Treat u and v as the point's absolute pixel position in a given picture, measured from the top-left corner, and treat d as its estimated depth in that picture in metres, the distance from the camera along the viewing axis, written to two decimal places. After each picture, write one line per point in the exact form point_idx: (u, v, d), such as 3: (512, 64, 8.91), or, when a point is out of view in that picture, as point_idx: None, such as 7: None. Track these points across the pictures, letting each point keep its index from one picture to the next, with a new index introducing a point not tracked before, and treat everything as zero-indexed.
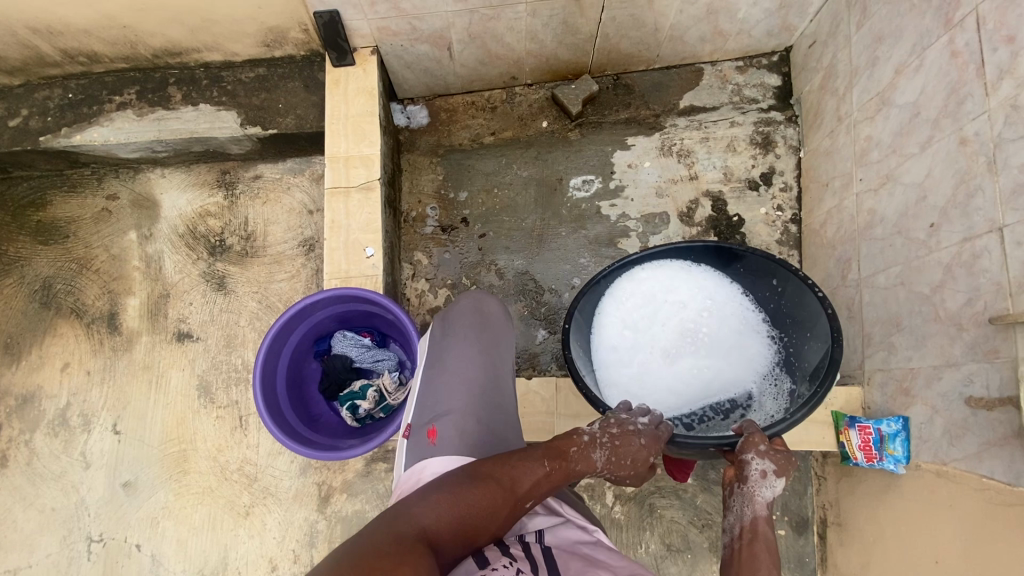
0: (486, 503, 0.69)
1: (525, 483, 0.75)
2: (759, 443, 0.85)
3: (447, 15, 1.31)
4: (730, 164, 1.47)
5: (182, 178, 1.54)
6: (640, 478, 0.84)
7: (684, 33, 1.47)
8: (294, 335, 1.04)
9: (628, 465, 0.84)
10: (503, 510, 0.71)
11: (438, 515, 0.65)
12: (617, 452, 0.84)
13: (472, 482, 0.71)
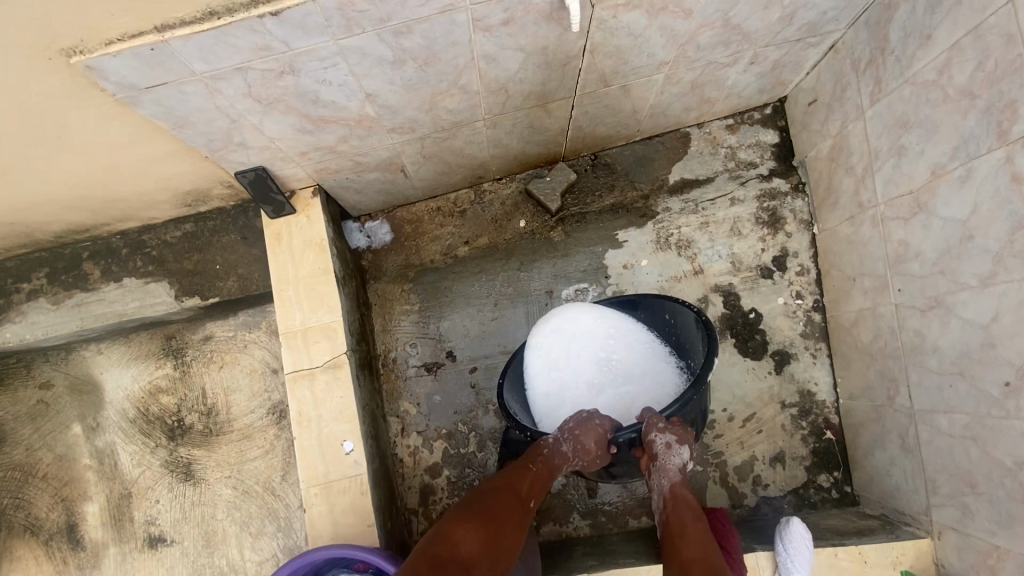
0: (496, 524, 0.83)
1: (520, 492, 0.90)
2: (657, 422, 0.94)
3: (393, 146, 1.10)
4: (737, 251, 1.30)
5: (121, 351, 1.34)
6: (602, 453, 0.96)
7: (666, 108, 1.27)
8: None
9: (591, 444, 0.96)
10: (510, 523, 0.85)
11: (461, 542, 0.78)
12: (579, 441, 0.96)
13: (477, 511, 0.84)
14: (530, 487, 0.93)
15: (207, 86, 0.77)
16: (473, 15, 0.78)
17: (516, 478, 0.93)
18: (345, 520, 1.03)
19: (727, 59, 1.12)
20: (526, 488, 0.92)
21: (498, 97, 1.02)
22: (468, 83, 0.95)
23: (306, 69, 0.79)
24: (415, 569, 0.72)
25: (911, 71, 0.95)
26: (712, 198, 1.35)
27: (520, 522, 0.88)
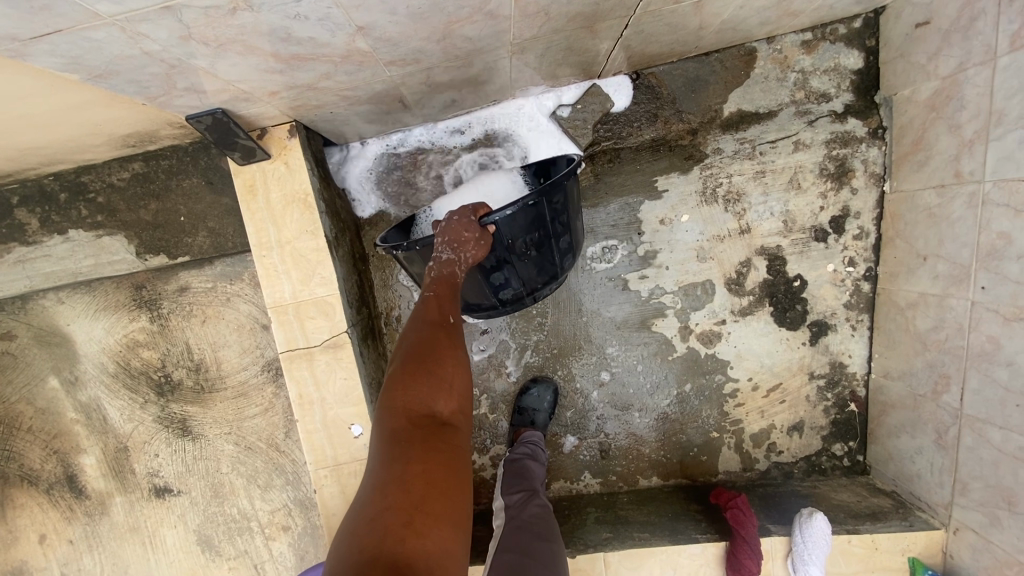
0: (436, 356, 0.71)
1: (437, 316, 0.76)
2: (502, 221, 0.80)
3: (391, 80, 0.85)
4: (792, 208, 1.13)
5: (86, 302, 1.17)
6: (482, 248, 0.79)
7: (739, 23, 0.99)
8: None
9: (450, 234, 0.78)
10: (446, 342, 0.73)
11: (409, 399, 0.68)
12: (456, 238, 0.78)
13: (407, 356, 0.71)
14: (449, 302, 0.78)
15: (125, 30, 0.53)
16: None
17: (424, 305, 0.77)
18: None
19: None
20: (438, 300, 0.77)
21: (534, 21, 0.76)
22: (498, 8, 0.69)
23: (267, 5, 0.54)
24: (384, 453, 0.65)
25: None
26: (772, 140, 1.13)
27: (456, 333, 0.76)
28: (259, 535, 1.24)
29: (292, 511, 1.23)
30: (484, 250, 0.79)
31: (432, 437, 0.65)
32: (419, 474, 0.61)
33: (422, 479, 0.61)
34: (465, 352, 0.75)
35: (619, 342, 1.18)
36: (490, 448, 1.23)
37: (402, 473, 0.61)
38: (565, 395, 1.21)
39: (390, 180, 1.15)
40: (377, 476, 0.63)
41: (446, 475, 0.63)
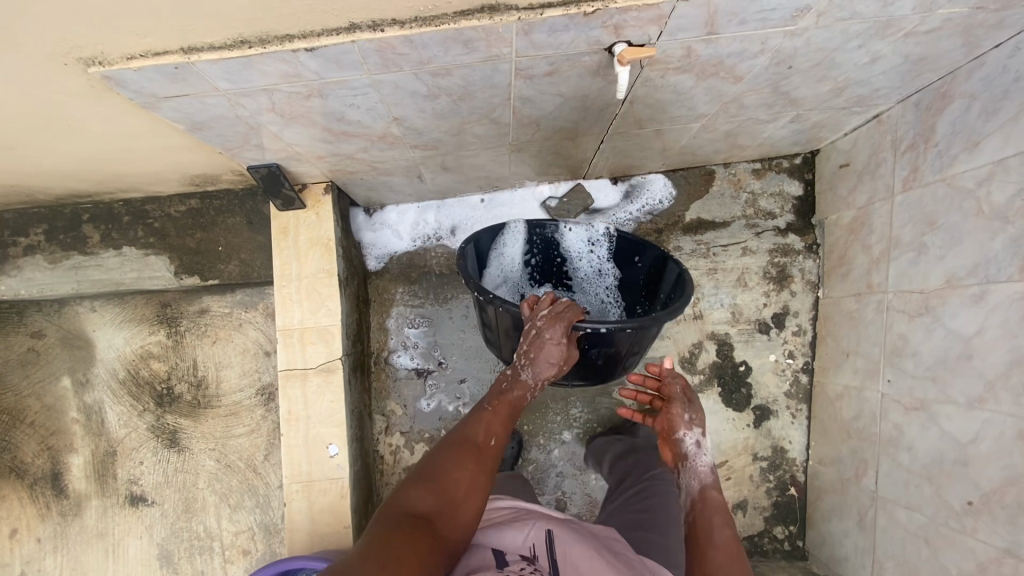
0: (455, 468, 0.75)
1: (478, 435, 0.83)
2: (559, 336, 0.93)
3: (413, 158, 1.07)
4: (739, 302, 1.31)
5: (115, 313, 1.32)
6: (553, 344, 0.93)
7: (697, 149, 1.23)
8: None
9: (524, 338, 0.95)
10: (469, 460, 0.77)
11: (412, 494, 0.70)
12: (538, 355, 0.93)
13: (429, 464, 0.76)
14: (498, 422, 0.87)
15: (231, 100, 0.74)
16: (518, 65, 0.74)
17: (468, 426, 0.84)
18: (322, 518, 1.07)
19: (768, 115, 1.08)
20: (487, 427, 0.86)
21: (529, 129, 0.99)
22: (501, 117, 0.92)
23: (334, 93, 0.75)
24: (374, 533, 0.62)
25: (950, 172, 0.93)
26: (725, 244, 1.34)
27: (489, 455, 0.81)
28: (218, 555, 1.28)
29: (256, 535, 1.28)
30: (554, 371, 0.95)
31: (415, 527, 0.63)
32: (401, 547, 0.59)
33: (402, 551, 0.58)
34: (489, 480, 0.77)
35: (582, 405, 1.31)
36: None
37: (385, 546, 0.59)
38: (529, 449, 1.31)
39: (400, 241, 1.35)
40: (361, 545, 0.59)
41: (426, 559, 0.59)
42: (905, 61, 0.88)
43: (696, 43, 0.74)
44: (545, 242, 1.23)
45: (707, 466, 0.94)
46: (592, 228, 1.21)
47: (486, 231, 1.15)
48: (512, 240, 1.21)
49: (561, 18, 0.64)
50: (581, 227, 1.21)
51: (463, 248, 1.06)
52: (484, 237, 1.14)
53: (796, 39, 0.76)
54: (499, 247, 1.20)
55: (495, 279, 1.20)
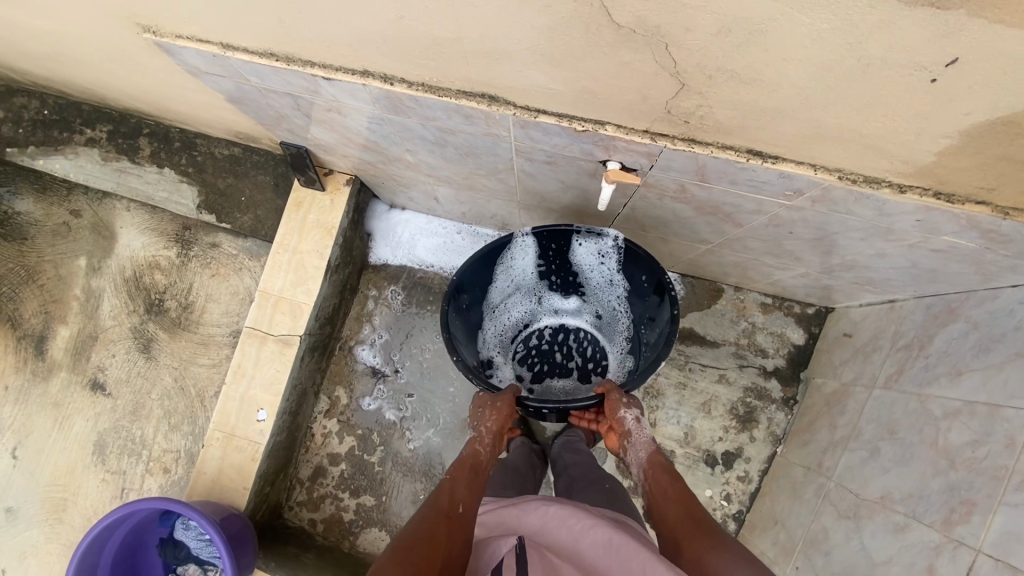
0: (429, 539, 0.68)
1: (446, 504, 0.77)
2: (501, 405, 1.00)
3: (428, 182, 1.12)
4: (696, 426, 1.28)
5: (143, 219, 1.46)
6: (503, 408, 0.99)
7: (705, 266, 1.22)
8: None
9: (470, 415, 1.02)
10: (434, 530, 0.69)
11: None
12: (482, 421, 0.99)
13: (405, 536, 0.69)
14: (465, 488, 0.82)
15: (260, 90, 0.81)
16: (518, 147, 0.77)
17: (437, 498, 0.78)
18: (228, 472, 1.13)
19: (777, 261, 1.06)
20: (452, 494, 0.79)
21: (536, 197, 1.02)
22: (507, 180, 0.95)
23: (356, 115, 0.83)
24: None
25: (927, 390, 0.89)
26: (705, 363, 1.31)
27: (462, 520, 0.73)
28: (142, 463, 1.37)
29: (179, 459, 1.37)
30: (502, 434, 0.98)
31: None
32: None
33: None
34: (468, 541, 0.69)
35: None
36: (360, 495, 1.31)
37: None
38: None
39: (391, 245, 1.43)
40: None
41: None
42: (916, 266, 0.85)
43: (691, 185, 0.75)
44: (558, 253, 1.12)
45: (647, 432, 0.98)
46: (601, 243, 1.06)
47: (484, 259, 1.08)
48: (521, 255, 1.12)
49: (553, 125, 0.66)
50: (591, 240, 1.06)
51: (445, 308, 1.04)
52: (483, 266, 1.09)
53: (794, 212, 0.76)
54: (508, 260, 1.13)
55: (504, 294, 1.19)
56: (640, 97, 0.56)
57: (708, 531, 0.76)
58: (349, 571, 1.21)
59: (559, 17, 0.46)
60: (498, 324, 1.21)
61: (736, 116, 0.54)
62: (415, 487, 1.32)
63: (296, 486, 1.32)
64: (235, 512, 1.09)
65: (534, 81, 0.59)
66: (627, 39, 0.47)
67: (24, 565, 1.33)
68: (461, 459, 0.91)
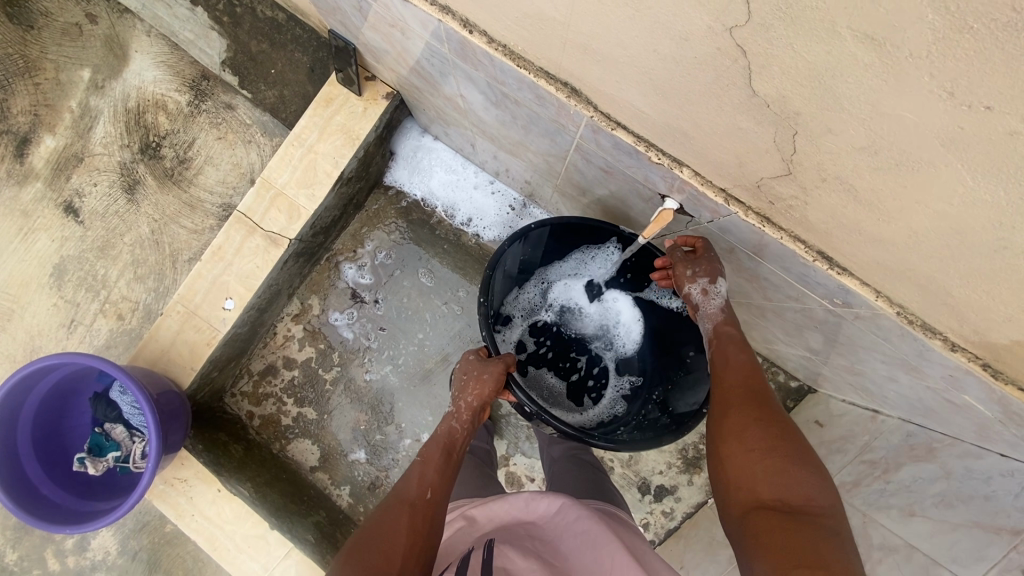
0: (387, 531, 0.74)
1: (410, 492, 0.80)
2: (476, 373, 0.91)
3: (471, 129, 1.04)
4: (643, 453, 1.29)
5: (162, 51, 1.35)
6: (488, 383, 0.90)
7: None
8: (46, 490, 0.95)
9: (453, 382, 0.93)
10: (403, 526, 0.74)
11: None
12: (465, 389, 0.91)
13: (373, 526, 0.77)
14: (435, 467, 0.85)
15: None
16: (580, 144, 0.69)
17: (410, 478, 0.83)
18: (179, 348, 1.11)
19: (785, 337, 1.03)
20: (421, 477, 0.83)
21: (577, 188, 0.94)
22: (553, 163, 0.88)
23: (419, 42, 0.74)
24: None
25: (873, 514, 0.94)
26: None
27: (428, 508, 0.78)
28: (97, 302, 1.33)
29: (135, 311, 1.33)
30: (486, 402, 0.91)
31: None
32: None
33: None
34: (428, 543, 0.72)
35: None
36: (303, 405, 1.31)
37: None
38: (387, 422, 1.32)
39: (413, 172, 1.35)
40: None
41: None
42: (919, 401, 0.83)
43: (741, 251, 0.69)
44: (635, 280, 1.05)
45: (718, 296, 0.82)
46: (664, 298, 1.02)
47: (570, 229, 0.98)
48: (603, 256, 1.06)
49: (627, 143, 0.59)
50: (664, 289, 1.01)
51: (519, 236, 0.96)
52: (564, 236, 1.01)
53: (832, 316, 0.71)
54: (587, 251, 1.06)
55: (566, 273, 1.11)
56: (735, 161, 0.50)
57: (780, 423, 0.71)
58: (271, 474, 1.24)
59: (690, 56, 0.42)
60: (539, 290, 1.13)
61: (827, 221, 0.50)
62: (357, 416, 1.31)
63: (244, 376, 1.31)
64: (173, 389, 1.07)
65: (627, 100, 0.52)
66: (755, 108, 0.43)
67: None
68: (436, 438, 0.90)
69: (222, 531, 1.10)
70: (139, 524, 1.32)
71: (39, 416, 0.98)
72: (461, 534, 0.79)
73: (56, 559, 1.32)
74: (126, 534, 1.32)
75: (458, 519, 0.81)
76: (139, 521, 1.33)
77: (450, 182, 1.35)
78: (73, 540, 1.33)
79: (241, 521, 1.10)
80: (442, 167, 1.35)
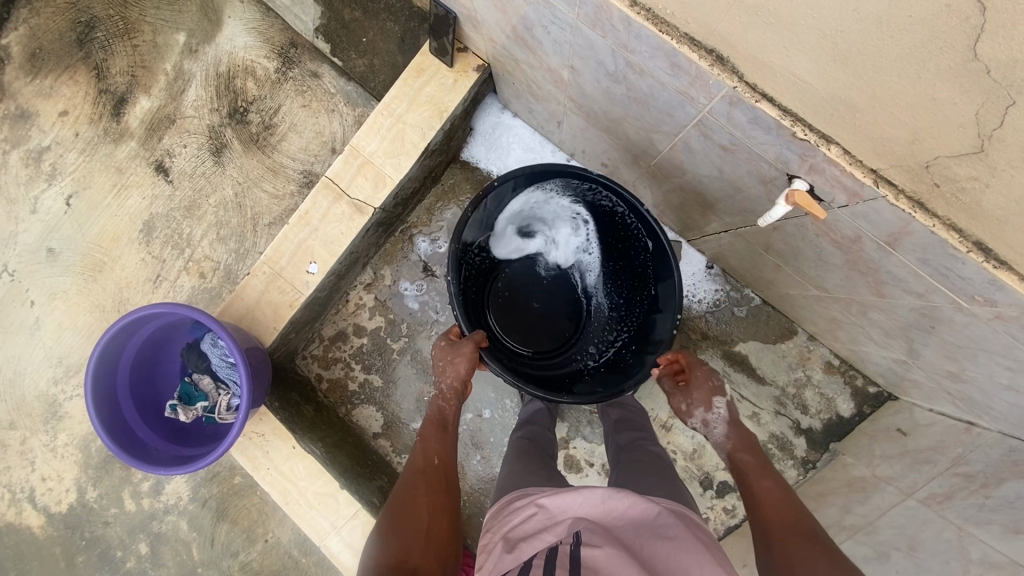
0: (401, 512, 0.79)
1: (416, 461, 0.87)
2: (444, 353, 0.99)
3: (564, 104, 1.03)
4: (707, 448, 1.27)
5: (254, 18, 1.37)
6: (461, 362, 0.96)
7: (799, 304, 1.14)
8: (142, 432, 1.00)
9: (433, 364, 1.00)
10: (423, 501, 0.80)
11: (387, 555, 0.73)
12: (440, 373, 0.98)
13: (395, 497, 0.83)
14: (435, 440, 0.91)
15: None
16: (704, 119, 0.67)
17: (416, 449, 0.89)
18: (263, 307, 1.14)
19: (879, 338, 0.98)
20: (425, 448, 0.89)
21: (677, 169, 0.92)
22: (658, 141, 0.86)
23: (541, 8, 0.73)
24: None
25: (972, 529, 0.85)
26: (743, 395, 1.28)
27: (439, 476, 0.85)
28: (182, 260, 1.39)
29: (216, 270, 1.38)
30: (467, 372, 0.97)
31: None
32: None
33: None
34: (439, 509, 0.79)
35: (516, 402, 1.32)
36: (370, 372, 1.34)
37: None
38: None
39: (490, 149, 1.35)
40: None
41: None
42: None
43: (868, 240, 0.66)
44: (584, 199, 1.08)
45: (722, 425, 0.98)
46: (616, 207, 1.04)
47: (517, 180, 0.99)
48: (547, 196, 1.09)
49: (770, 118, 0.57)
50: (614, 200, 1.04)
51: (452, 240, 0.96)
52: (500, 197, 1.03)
53: (960, 315, 0.68)
54: (529, 194, 1.08)
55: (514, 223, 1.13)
56: (908, 138, 0.49)
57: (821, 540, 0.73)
58: (339, 436, 1.28)
59: (905, 16, 0.41)
60: (500, 252, 1.15)
61: (1007, 205, 0.47)
62: (422, 387, 1.33)
63: (316, 340, 1.34)
64: (259, 346, 1.11)
65: (791, 68, 0.51)
66: (968, 74, 0.42)
67: (51, 305, 1.40)
68: (428, 419, 0.95)
69: (294, 487, 1.13)
70: (210, 474, 1.39)
71: (136, 359, 1.03)
72: (532, 521, 0.72)
73: (132, 500, 1.39)
74: (198, 483, 1.39)
75: (530, 507, 0.74)
76: (209, 471, 1.39)
77: (527, 160, 1.34)
78: (149, 483, 1.40)
79: (313, 478, 1.14)
80: (520, 144, 1.34)
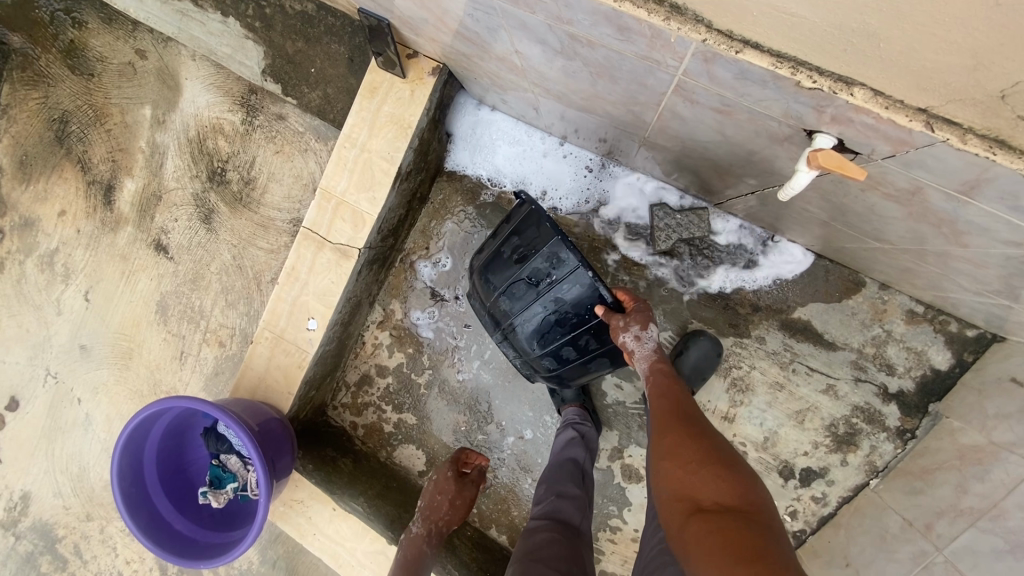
0: None
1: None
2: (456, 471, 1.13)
3: (532, 92, 0.90)
4: (781, 433, 1.12)
5: (209, 73, 1.32)
6: (461, 504, 1.11)
7: (858, 255, 0.96)
8: (182, 525, 1.00)
9: (430, 488, 1.12)
10: None
11: None
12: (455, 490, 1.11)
13: None
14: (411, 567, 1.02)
15: None
16: (682, 83, 0.53)
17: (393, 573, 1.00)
18: (274, 373, 1.10)
19: (966, 283, 0.79)
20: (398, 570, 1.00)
21: (673, 138, 0.77)
22: (641, 113, 0.72)
23: None
24: None
25: None
26: (813, 367, 1.11)
27: None
28: (200, 332, 1.38)
29: (233, 336, 1.36)
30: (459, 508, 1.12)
31: None
32: None
33: None
34: None
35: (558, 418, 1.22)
36: (401, 412, 1.27)
37: None
38: (489, 421, 1.25)
39: (474, 152, 1.23)
40: None
41: None
42: None
43: (933, 190, 0.50)
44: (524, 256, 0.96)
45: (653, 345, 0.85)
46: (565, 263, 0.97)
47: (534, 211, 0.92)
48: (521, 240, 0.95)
49: (761, 70, 0.43)
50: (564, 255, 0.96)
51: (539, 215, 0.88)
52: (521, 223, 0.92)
53: None
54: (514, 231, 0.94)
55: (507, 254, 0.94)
56: (968, 64, 0.35)
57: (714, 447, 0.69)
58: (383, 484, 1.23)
59: None
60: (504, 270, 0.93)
61: None
62: (456, 418, 1.26)
63: (342, 389, 1.30)
64: (276, 415, 1.06)
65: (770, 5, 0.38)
66: None
67: (95, 400, 1.43)
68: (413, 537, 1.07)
69: (343, 548, 1.11)
70: (273, 535, 1.39)
71: (161, 455, 1.02)
72: None
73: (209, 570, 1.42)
74: (264, 545, 1.40)
75: None
76: (272, 533, 1.39)
77: (517, 155, 1.21)
78: None
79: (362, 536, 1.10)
80: (506, 139, 1.21)
